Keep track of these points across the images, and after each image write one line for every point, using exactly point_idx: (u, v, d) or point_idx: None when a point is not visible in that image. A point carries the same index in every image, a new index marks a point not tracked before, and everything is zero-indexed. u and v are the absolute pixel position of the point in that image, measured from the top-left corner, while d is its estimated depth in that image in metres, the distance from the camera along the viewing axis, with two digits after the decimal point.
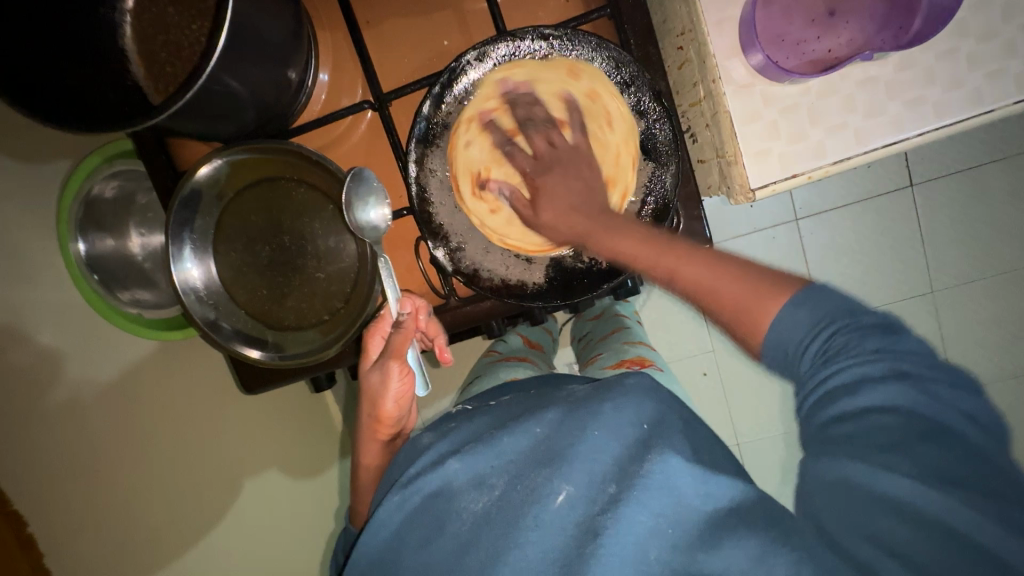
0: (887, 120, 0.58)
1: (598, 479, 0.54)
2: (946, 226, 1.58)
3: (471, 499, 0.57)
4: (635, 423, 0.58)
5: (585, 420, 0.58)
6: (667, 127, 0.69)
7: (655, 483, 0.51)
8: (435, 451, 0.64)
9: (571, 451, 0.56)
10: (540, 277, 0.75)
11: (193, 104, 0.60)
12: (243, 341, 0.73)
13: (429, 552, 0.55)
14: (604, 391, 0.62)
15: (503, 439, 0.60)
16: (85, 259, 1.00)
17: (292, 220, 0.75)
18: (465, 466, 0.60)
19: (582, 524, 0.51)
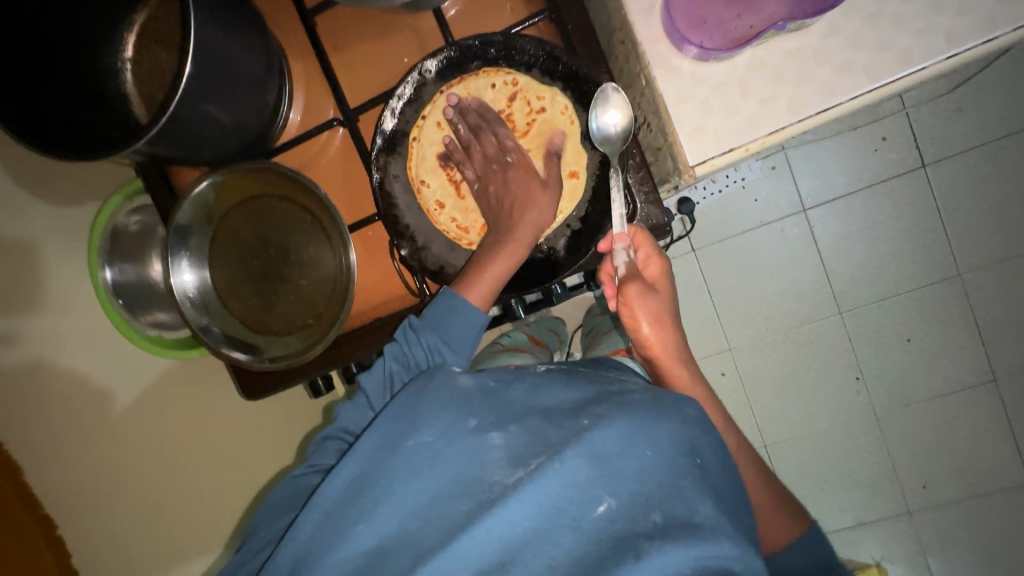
0: (818, 87, 0.59)
1: (638, 497, 0.59)
2: (964, 205, 1.52)
3: (507, 473, 0.62)
4: (681, 446, 0.63)
5: (638, 430, 0.63)
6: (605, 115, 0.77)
7: (698, 533, 0.56)
8: (475, 409, 0.67)
9: (615, 455, 0.61)
10: None
11: (180, 133, 0.67)
12: (232, 346, 0.79)
13: (450, 509, 0.61)
14: (658, 404, 0.67)
15: (548, 427, 0.65)
16: (111, 285, 1.13)
17: (276, 233, 0.81)
18: (506, 442, 0.64)
19: (617, 536, 0.56)
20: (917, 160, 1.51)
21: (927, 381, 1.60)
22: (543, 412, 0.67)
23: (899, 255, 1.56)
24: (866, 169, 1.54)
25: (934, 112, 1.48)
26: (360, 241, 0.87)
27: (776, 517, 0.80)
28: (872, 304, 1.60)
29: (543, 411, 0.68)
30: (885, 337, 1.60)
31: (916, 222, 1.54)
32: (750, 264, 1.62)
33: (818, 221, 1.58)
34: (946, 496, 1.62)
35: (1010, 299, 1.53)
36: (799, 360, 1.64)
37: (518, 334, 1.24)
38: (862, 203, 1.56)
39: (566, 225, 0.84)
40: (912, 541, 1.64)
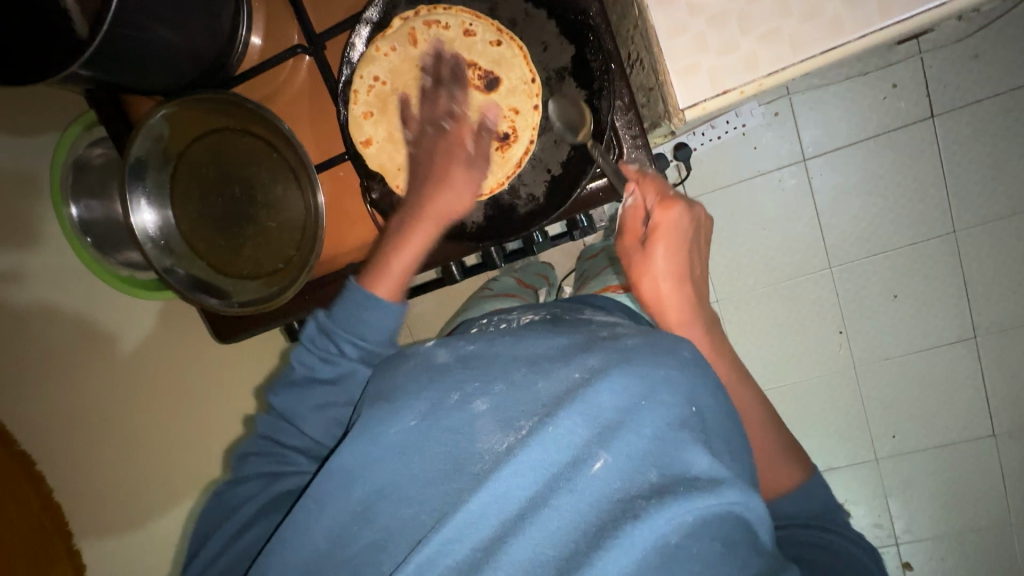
0: (825, 21, 0.54)
1: (641, 455, 0.52)
2: (969, 160, 1.46)
3: (496, 439, 0.56)
4: (681, 395, 0.56)
5: (632, 379, 0.55)
6: (574, 51, 0.74)
7: (697, 484, 0.50)
8: (453, 377, 0.61)
9: (613, 413, 0.54)
10: (478, 216, 0.83)
11: (121, 54, 0.61)
12: (198, 289, 0.77)
13: (436, 486, 0.55)
14: (652, 346, 0.59)
15: (536, 383, 0.59)
16: (78, 223, 1.09)
17: (240, 170, 0.76)
18: (493, 408, 0.58)
19: (615, 498, 0.50)
20: (927, 111, 1.44)
21: (909, 337, 1.62)
22: (528, 368, 0.61)
23: (896, 210, 1.53)
24: (872, 119, 1.47)
25: (951, 58, 1.40)
26: (332, 182, 0.85)
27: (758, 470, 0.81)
28: (863, 260, 1.58)
29: (528, 363, 0.61)
30: (872, 293, 1.60)
31: (920, 177, 1.50)
32: (745, 216, 1.59)
33: (817, 172, 1.53)
34: (913, 445, 1.68)
35: (1004, 259, 1.52)
36: (785, 313, 1.65)
37: (507, 278, 1.24)
38: (865, 154, 1.50)
39: (546, 169, 0.80)
40: (875, 485, 1.73)
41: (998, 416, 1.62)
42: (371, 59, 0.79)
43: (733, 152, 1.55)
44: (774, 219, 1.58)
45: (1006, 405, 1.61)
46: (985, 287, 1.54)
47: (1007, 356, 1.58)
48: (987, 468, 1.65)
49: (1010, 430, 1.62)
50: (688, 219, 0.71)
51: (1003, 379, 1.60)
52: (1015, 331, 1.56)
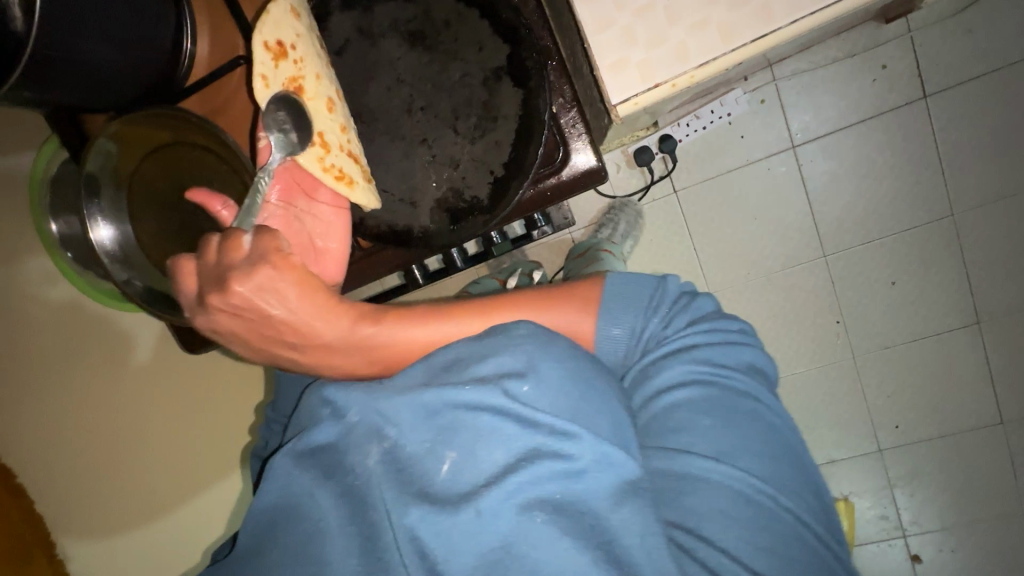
0: (754, 9, 0.53)
1: (499, 438, 0.53)
2: (965, 140, 1.42)
3: (366, 450, 0.55)
4: (524, 361, 0.55)
5: (472, 366, 0.56)
6: (510, 50, 0.73)
7: (557, 448, 0.52)
8: (316, 393, 0.60)
9: (462, 405, 0.54)
10: (425, 220, 0.81)
11: (58, 76, 0.62)
12: (158, 302, 0.78)
13: (320, 506, 0.55)
14: (495, 331, 0.58)
15: (392, 391, 0.56)
16: (59, 238, 1.11)
17: (194, 182, 0.77)
18: (357, 419, 0.56)
19: (485, 486, 0.52)
20: (919, 91, 1.40)
21: (909, 324, 1.57)
22: (382, 372, 0.59)
23: (890, 195, 1.48)
24: (863, 101, 1.43)
25: (941, 35, 1.35)
26: None
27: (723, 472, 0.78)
28: (859, 248, 1.54)
29: (381, 365, 0.59)
30: (868, 281, 1.56)
31: (916, 158, 1.45)
32: (734, 207, 1.56)
33: (807, 159, 1.49)
34: (918, 435, 1.64)
35: (1006, 240, 1.47)
36: (780, 305, 1.62)
37: (488, 279, 1.25)
38: (856, 139, 1.46)
39: (488, 171, 0.78)
40: (880, 477, 1.69)
41: (1005, 402, 1.57)
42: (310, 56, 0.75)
43: (719, 142, 1.52)
44: (764, 208, 1.55)
45: (1013, 392, 1.56)
46: (987, 270, 1.49)
47: (1013, 340, 1.53)
48: (995, 457, 1.61)
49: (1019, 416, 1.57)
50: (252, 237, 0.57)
51: (1010, 364, 1.55)
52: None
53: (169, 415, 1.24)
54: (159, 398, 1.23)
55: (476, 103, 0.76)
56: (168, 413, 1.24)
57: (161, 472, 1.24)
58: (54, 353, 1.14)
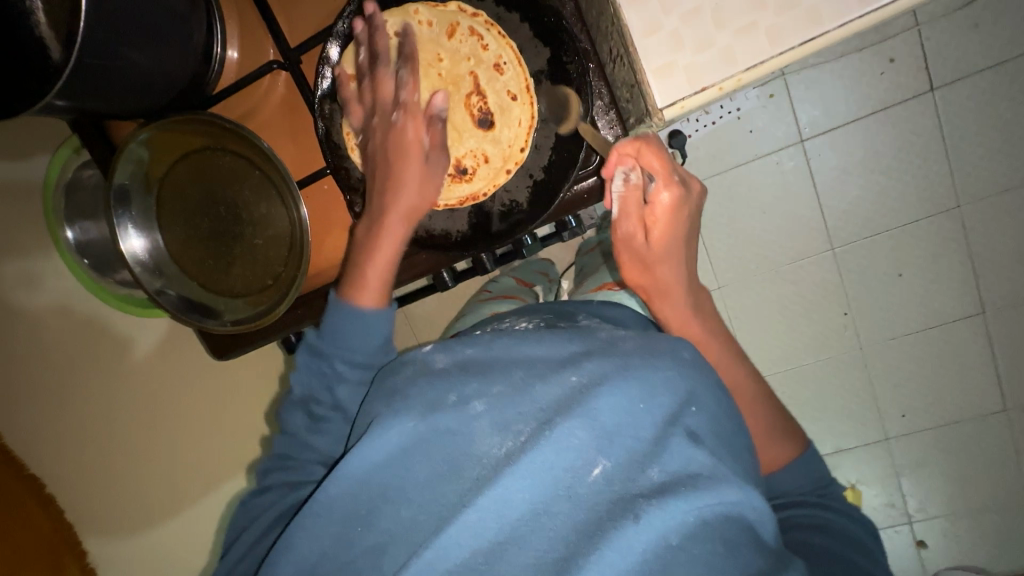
0: (801, 13, 0.53)
1: (638, 456, 0.53)
2: (973, 131, 1.43)
3: (494, 443, 0.55)
4: (677, 392, 0.57)
5: (628, 383, 0.56)
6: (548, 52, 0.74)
7: (698, 483, 0.51)
8: (450, 379, 0.61)
9: (612, 415, 0.54)
10: (463, 225, 0.83)
11: (97, 82, 0.61)
12: (191, 309, 0.77)
13: (437, 489, 0.55)
14: (654, 348, 0.60)
15: (535, 387, 0.58)
16: (75, 246, 1.11)
17: (224, 189, 0.76)
18: (490, 409, 0.57)
19: (615, 498, 0.51)
20: (926, 84, 1.41)
21: (917, 315, 1.59)
22: (525, 369, 0.60)
23: (898, 187, 1.50)
24: (871, 94, 1.44)
25: (950, 29, 1.36)
26: (316, 195, 0.84)
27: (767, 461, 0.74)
28: (867, 239, 1.56)
29: (527, 364, 0.61)
30: (876, 272, 1.58)
31: (926, 150, 1.46)
32: (744, 201, 1.57)
33: (816, 153, 1.50)
34: (924, 424, 1.67)
35: (1010, 231, 1.49)
36: (788, 297, 1.63)
37: (506, 278, 1.25)
38: (865, 132, 1.47)
39: (527, 175, 0.80)
40: (886, 464, 1.72)
41: (1010, 390, 1.60)
42: (351, 55, 0.77)
43: (728, 137, 1.52)
44: (774, 201, 1.55)
45: (1017, 380, 1.59)
46: (995, 260, 1.51)
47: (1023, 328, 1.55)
48: (1000, 443, 1.64)
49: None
50: (689, 196, 0.67)
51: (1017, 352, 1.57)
52: None
53: (184, 414, 1.23)
54: (173, 397, 1.22)
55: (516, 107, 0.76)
56: (183, 413, 1.23)
57: (176, 472, 1.23)
58: (67, 351, 1.14)
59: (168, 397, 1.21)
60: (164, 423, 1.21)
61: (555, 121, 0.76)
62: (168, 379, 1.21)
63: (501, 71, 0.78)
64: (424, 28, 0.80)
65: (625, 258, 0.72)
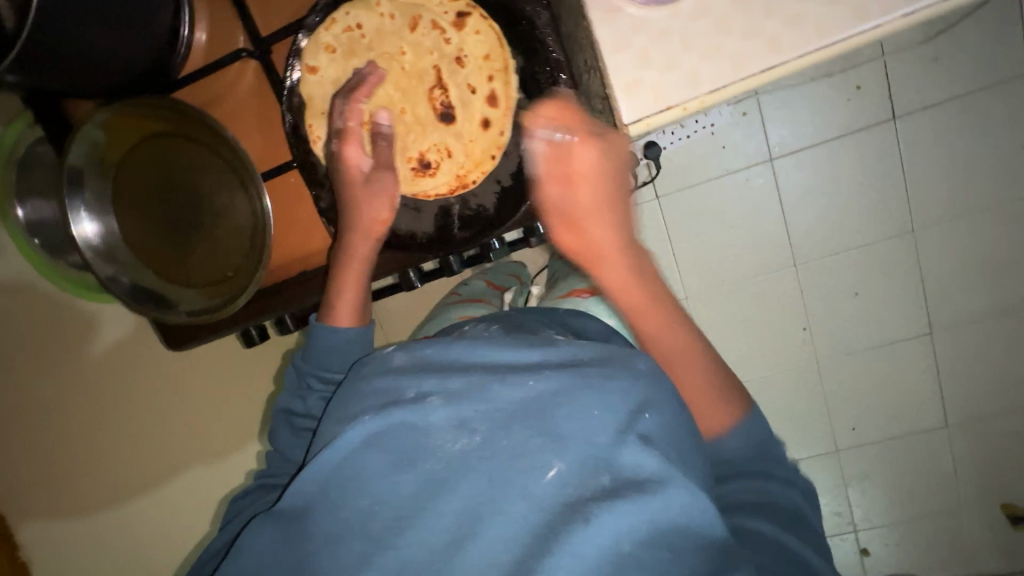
0: (764, 41, 0.55)
1: (590, 460, 0.55)
2: (930, 159, 1.49)
3: (449, 439, 0.57)
4: (633, 400, 0.58)
5: (587, 391, 0.58)
6: (520, 61, 0.76)
7: (647, 489, 0.52)
8: (410, 376, 0.62)
9: (567, 420, 0.56)
10: (429, 226, 0.85)
11: (50, 65, 0.60)
12: (144, 298, 0.75)
13: (393, 482, 0.56)
14: (614, 361, 0.62)
15: (494, 386, 0.59)
16: (25, 225, 1.06)
17: (185, 175, 0.74)
18: (449, 408, 0.58)
19: (567, 502, 0.53)
20: (888, 112, 1.47)
21: (871, 332, 1.66)
22: (487, 368, 0.62)
23: (858, 208, 1.56)
24: (838, 118, 1.49)
25: (913, 59, 1.41)
26: (283, 188, 0.83)
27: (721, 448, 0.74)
28: (827, 258, 1.62)
29: (490, 364, 0.63)
30: (834, 289, 1.64)
31: (885, 175, 1.52)
32: (713, 215, 1.61)
33: (783, 172, 1.55)
34: (872, 437, 1.74)
35: (960, 258, 1.56)
36: (751, 311, 1.69)
37: (476, 280, 1.25)
38: (830, 154, 1.53)
39: (494, 180, 0.81)
40: (836, 475, 1.79)
41: (953, 407, 1.68)
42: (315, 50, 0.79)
43: (702, 151, 1.56)
44: (742, 217, 1.60)
45: (960, 398, 1.67)
46: (945, 283, 1.58)
47: (969, 349, 1.63)
48: (942, 457, 1.72)
49: (967, 420, 1.68)
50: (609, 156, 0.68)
51: (962, 372, 1.65)
52: (980, 323, 1.60)
53: (143, 402, 1.18)
54: (129, 384, 1.17)
55: None
56: (141, 401, 1.18)
57: (143, 455, 1.19)
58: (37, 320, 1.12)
59: (126, 383, 1.17)
60: (124, 404, 1.17)
61: (523, 128, 0.78)
62: (121, 369, 1.15)
63: (462, 65, 0.80)
64: (387, 19, 0.80)
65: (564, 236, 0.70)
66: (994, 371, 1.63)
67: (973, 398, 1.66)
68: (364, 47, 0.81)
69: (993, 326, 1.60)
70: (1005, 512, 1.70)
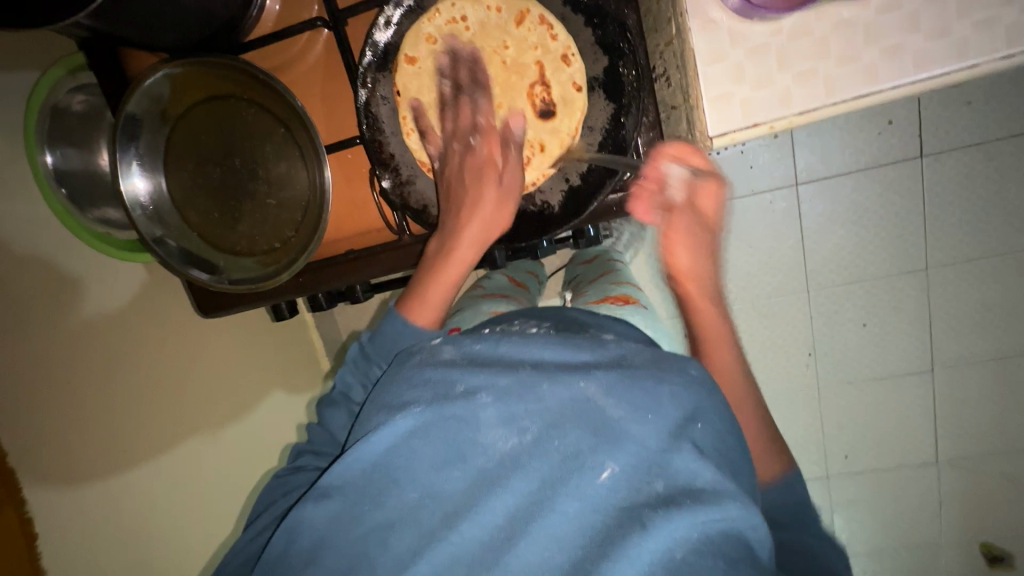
0: (858, 67, 0.65)
1: (643, 466, 0.54)
2: (950, 201, 1.51)
3: (499, 438, 0.56)
4: (683, 407, 0.57)
5: (638, 392, 0.56)
6: (604, 62, 0.78)
7: (702, 497, 0.52)
8: (458, 369, 0.60)
9: (619, 422, 0.55)
10: None
11: (133, 9, 0.59)
12: (188, 261, 0.73)
13: (444, 476, 0.55)
14: (665, 365, 0.61)
15: (543, 386, 0.57)
16: (53, 172, 1.02)
17: (243, 142, 0.74)
18: (498, 404, 0.56)
19: (620, 506, 0.52)
20: (917, 149, 1.48)
21: (874, 364, 1.68)
22: (535, 367, 0.60)
23: (876, 241, 1.57)
24: (867, 150, 1.50)
25: (947, 100, 1.42)
26: (340, 163, 0.85)
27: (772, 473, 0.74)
28: (840, 287, 1.63)
29: (537, 362, 0.61)
30: (845, 319, 1.66)
31: (907, 211, 1.54)
32: (733, 233, 1.62)
33: (807, 198, 1.56)
34: (863, 466, 1.77)
35: (970, 299, 1.58)
36: (759, 333, 1.70)
37: (498, 275, 1.24)
38: (854, 185, 1.54)
39: (564, 178, 0.83)
40: (824, 500, 1.81)
41: (946, 445, 1.71)
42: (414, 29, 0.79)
43: (729, 169, 1.56)
44: (761, 237, 1.61)
45: (954, 437, 1.70)
46: (951, 324, 1.61)
47: (964, 392, 1.66)
48: (930, 493, 1.75)
49: (956, 460, 1.71)
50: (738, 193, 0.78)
51: (957, 412, 1.68)
52: (979, 366, 1.63)
53: (145, 365, 1.12)
54: (131, 344, 1.11)
55: (564, 110, 0.81)
56: (144, 364, 1.12)
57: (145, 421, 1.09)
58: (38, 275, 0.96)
59: (126, 342, 1.10)
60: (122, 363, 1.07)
61: (597, 130, 0.81)
62: (127, 328, 1.11)
63: (569, 63, 0.79)
64: (494, 14, 0.80)
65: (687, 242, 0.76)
66: (988, 414, 1.66)
67: (966, 439, 1.69)
68: (468, 40, 0.80)
69: (990, 371, 1.63)
70: (983, 551, 1.73)
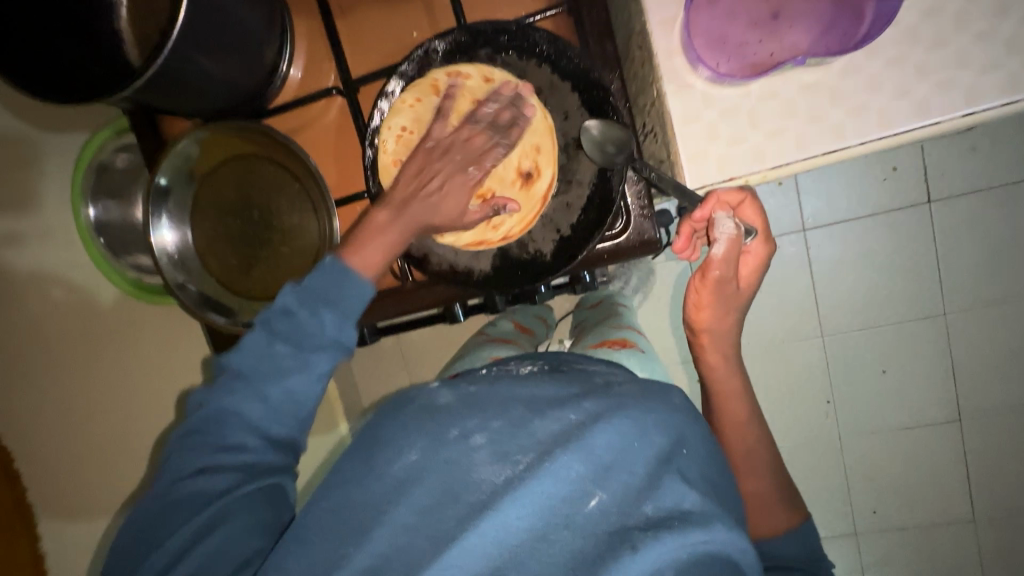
0: (826, 125, 0.72)
1: (632, 493, 0.54)
2: (964, 245, 1.49)
3: (492, 472, 0.55)
4: (669, 433, 0.59)
5: (627, 420, 0.58)
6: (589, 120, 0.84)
7: (689, 520, 0.52)
8: (452, 415, 0.60)
9: (608, 452, 0.55)
10: (486, 265, 0.91)
11: (170, 84, 0.68)
12: (204, 305, 0.79)
13: (434, 517, 0.53)
14: (652, 394, 0.64)
15: (535, 422, 0.59)
16: (94, 223, 1.13)
17: (260, 196, 0.81)
18: (491, 441, 0.57)
19: (610, 530, 0.51)
20: (924, 195, 1.48)
21: (896, 412, 1.62)
22: (527, 405, 0.61)
23: (891, 287, 1.55)
24: (873, 196, 1.51)
25: (950, 147, 1.44)
26: (349, 215, 0.92)
27: (769, 508, 0.75)
28: (856, 333, 1.60)
29: (529, 400, 0.62)
30: (862, 364, 1.62)
31: (921, 256, 1.52)
32: None
33: (816, 243, 1.56)
34: (894, 522, 1.67)
35: (992, 344, 1.53)
36: (773, 381, 1.66)
37: (504, 321, 1.27)
38: (864, 231, 1.53)
39: (555, 229, 0.88)
40: (854, 560, 1.70)
41: (980, 499, 1.61)
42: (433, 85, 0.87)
43: None
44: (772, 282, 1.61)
45: (988, 491, 1.60)
46: (974, 369, 1.56)
47: (994, 442, 1.58)
48: (969, 551, 1.63)
49: (993, 516, 1.61)
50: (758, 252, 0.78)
51: (990, 463, 1.59)
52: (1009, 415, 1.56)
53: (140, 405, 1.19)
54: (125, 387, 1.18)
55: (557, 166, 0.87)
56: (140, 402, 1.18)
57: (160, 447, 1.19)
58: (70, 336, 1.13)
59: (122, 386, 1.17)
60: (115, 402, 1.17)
61: (585, 184, 0.86)
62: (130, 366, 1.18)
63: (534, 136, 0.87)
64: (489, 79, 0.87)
65: (706, 295, 0.77)
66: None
67: (1001, 492, 1.60)
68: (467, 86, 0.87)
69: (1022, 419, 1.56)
70: None
